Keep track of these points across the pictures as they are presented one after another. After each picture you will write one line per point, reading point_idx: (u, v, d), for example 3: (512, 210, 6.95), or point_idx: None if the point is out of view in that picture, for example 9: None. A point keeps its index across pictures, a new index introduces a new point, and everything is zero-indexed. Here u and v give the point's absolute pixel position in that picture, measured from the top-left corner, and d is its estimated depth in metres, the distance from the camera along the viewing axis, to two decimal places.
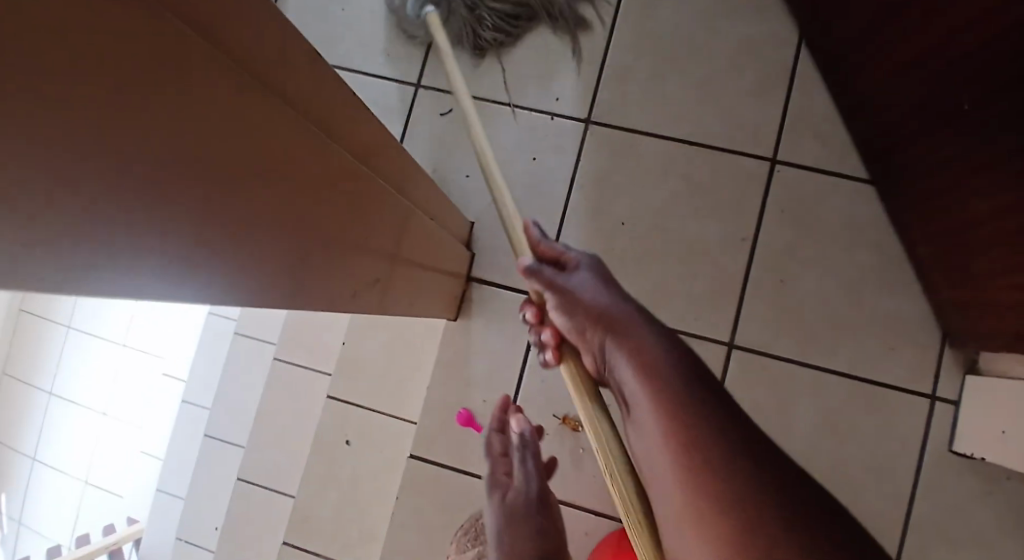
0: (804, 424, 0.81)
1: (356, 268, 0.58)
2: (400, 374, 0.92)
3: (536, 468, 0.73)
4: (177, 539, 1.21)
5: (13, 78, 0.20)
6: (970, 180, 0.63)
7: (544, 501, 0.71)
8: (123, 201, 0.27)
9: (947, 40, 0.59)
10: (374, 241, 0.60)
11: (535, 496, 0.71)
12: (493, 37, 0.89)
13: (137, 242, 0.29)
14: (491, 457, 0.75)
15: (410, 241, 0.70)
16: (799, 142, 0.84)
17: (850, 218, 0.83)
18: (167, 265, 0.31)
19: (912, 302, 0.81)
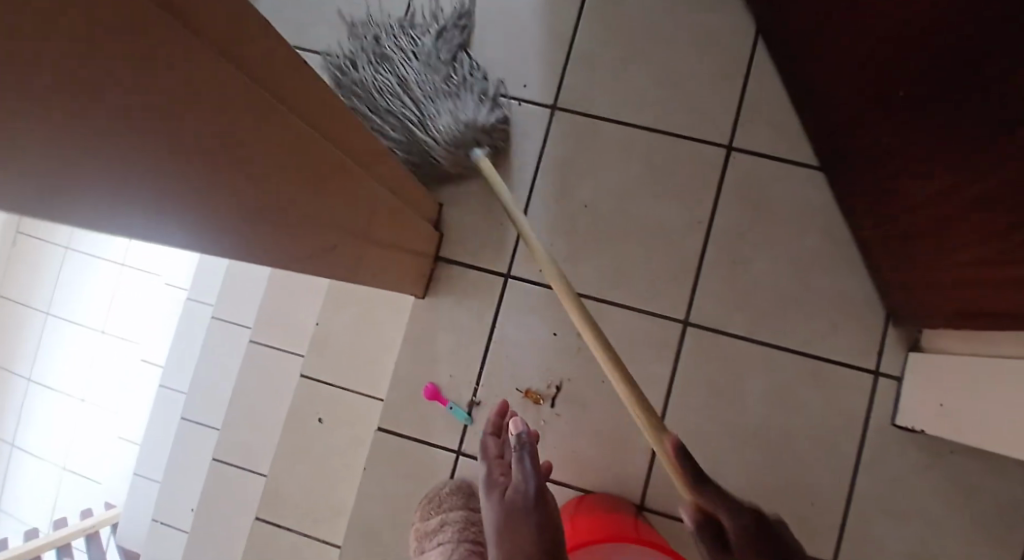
0: (755, 397, 0.87)
1: (326, 243, 0.60)
2: (365, 358, 1.05)
3: (532, 471, 0.73)
4: (157, 520, 1.46)
5: (11, 53, 0.23)
6: (910, 165, 0.66)
7: (542, 500, 0.71)
8: (103, 148, 0.30)
9: (882, 31, 0.61)
10: (347, 219, 0.62)
11: (530, 499, 0.72)
12: (497, 89, 0.92)
13: (113, 185, 0.32)
14: (488, 456, 0.79)
15: (382, 222, 0.72)
16: (755, 131, 0.90)
17: (802, 203, 0.88)
18: (135, 208, 0.35)
19: (858, 283, 0.86)
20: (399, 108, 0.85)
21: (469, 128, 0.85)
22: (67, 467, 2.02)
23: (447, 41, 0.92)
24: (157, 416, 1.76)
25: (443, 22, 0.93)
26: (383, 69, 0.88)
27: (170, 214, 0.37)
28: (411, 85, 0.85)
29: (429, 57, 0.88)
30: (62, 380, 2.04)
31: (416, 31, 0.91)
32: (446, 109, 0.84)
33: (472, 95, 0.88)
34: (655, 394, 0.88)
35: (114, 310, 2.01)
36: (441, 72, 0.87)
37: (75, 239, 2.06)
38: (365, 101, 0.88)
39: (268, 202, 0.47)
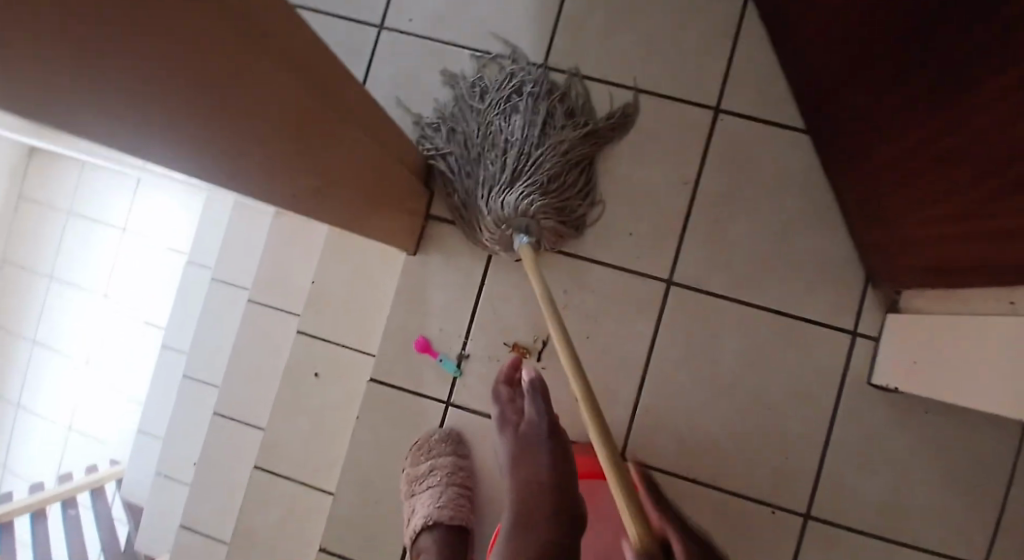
0: (734, 354, 0.89)
1: (314, 191, 0.62)
2: (360, 315, 1.07)
3: (543, 407, 0.78)
4: (160, 472, 1.54)
5: None
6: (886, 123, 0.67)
7: (555, 433, 0.76)
8: (75, 53, 0.32)
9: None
10: (336, 168, 0.64)
11: (544, 430, 0.77)
12: (581, 193, 0.89)
13: (86, 91, 0.34)
14: (501, 400, 0.86)
15: (373, 175, 0.74)
16: (744, 93, 0.91)
17: (787, 165, 0.90)
18: (111, 124, 0.37)
19: (840, 245, 0.88)
20: (490, 164, 0.86)
21: (525, 218, 0.83)
22: (73, 426, 2.07)
23: (581, 139, 0.89)
24: (160, 375, 1.80)
25: (591, 118, 0.90)
26: (511, 122, 0.87)
27: (144, 132, 0.40)
28: (512, 154, 0.85)
29: (553, 139, 0.87)
30: (67, 341, 2.09)
31: (557, 108, 0.89)
32: (517, 190, 0.83)
33: (557, 195, 0.86)
34: (639, 350, 0.91)
35: (117, 273, 2.04)
36: (552, 162, 0.86)
37: (77, 203, 2.09)
38: (475, 139, 0.89)
39: (254, 140, 0.49)
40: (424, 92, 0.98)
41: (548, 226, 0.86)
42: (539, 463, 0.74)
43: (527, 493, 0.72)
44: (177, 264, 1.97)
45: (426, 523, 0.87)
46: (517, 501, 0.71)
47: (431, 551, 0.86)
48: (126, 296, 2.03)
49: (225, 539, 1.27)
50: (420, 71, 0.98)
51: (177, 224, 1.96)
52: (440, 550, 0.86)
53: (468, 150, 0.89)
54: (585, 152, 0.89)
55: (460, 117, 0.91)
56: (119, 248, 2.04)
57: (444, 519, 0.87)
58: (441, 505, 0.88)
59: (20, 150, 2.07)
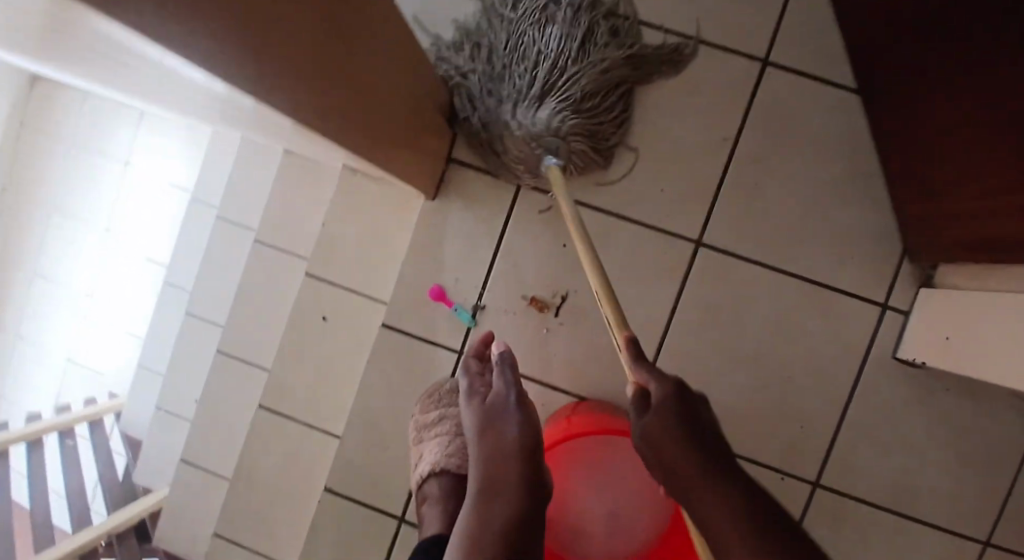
0: (760, 323, 0.87)
1: (345, 116, 0.58)
2: (371, 260, 1.04)
3: (512, 379, 0.79)
4: (159, 408, 1.55)
5: None
6: (944, 89, 0.63)
7: (522, 402, 0.79)
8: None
9: None
10: (362, 89, 0.60)
11: (511, 399, 0.79)
12: (613, 116, 0.85)
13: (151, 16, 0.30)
14: (469, 372, 0.84)
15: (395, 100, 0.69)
16: (795, 44, 0.86)
17: (832, 125, 0.86)
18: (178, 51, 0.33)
19: (879, 213, 0.86)
20: (519, 79, 0.80)
21: (552, 138, 0.80)
22: (71, 358, 2.06)
23: (621, 58, 0.83)
24: (163, 311, 1.78)
25: (631, 37, 0.85)
26: (543, 33, 0.80)
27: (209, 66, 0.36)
28: (544, 67, 0.79)
29: (591, 52, 0.81)
30: (66, 273, 2.06)
31: (597, 18, 0.83)
32: (547, 108, 0.79)
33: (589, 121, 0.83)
34: (661, 312, 0.88)
35: (117, 207, 2.00)
36: (587, 81, 0.81)
37: (77, 133, 2.03)
38: (504, 48, 0.82)
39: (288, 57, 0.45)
40: (452, 6, 0.92)
41: (577, 149, 0.83)
42: (507, 431, 0.77)
43: (499, 463, 0.75)
44: (179, 199, 1.93)
45: (432, 470, 0.85)
46: (487, 470, 0.75)
47: (437, 498, 0.84)
48: (127, 229, 2.00)
49: (227, 477, 1.28)
50: None
51: (182, 157, 1.91)
52: (448, 497, 0.84)
53: (494, 61, 0.82)
54: (622, 72, 0.84)
55: (486, 29, 0.85)
56: (120, 178, 1.99)
57: (452, 466, 0.85)
58: (448, 453, 0.86)
59: (21, 75, 2.01)
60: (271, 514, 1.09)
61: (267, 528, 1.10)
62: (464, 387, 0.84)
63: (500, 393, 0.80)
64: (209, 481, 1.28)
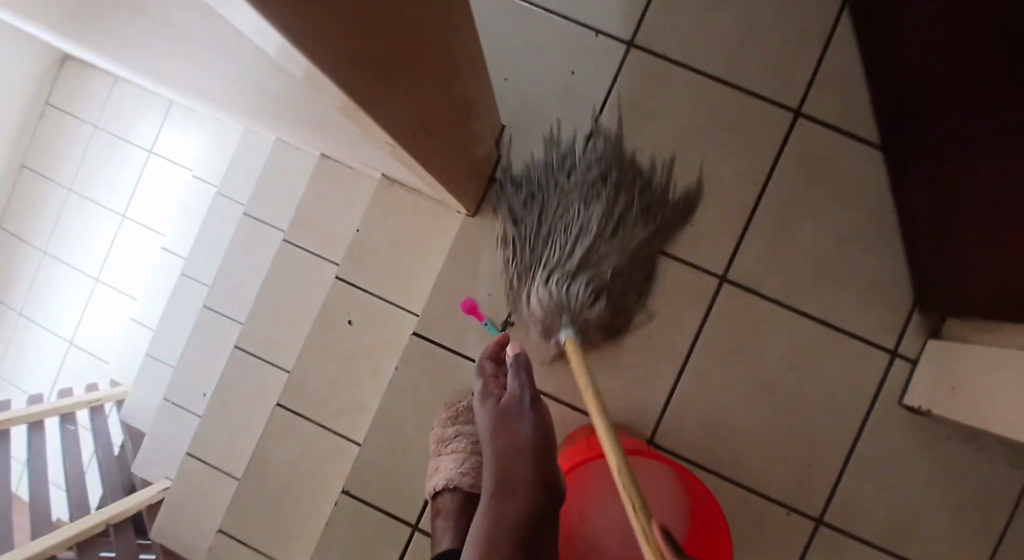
0: (776, 357, 0.93)
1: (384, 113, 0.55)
2: (404, 271, 1.08)
3: (527, 381, 0.82)
4: (166, 400, 1.57)
5: None
6: (954, 152, 0.70)
7: (537, 402, 0.81)
8: None
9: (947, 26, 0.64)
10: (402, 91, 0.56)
11: (526, 401, 0.81)
12: (630, 297, 0.93)
13: None
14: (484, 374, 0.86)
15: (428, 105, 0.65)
16: (825, 100, 0.95)
17: (857, 177, 0.94)
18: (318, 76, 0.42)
19: (895, 264, 0.92)
20: (559, 244, 0.87)
21: (572, 313, 0.86)
22: (75, 342, 2.08)
23: (648, 247, 0.92)
24: (178, 302, 1.80)
25: (664, 220, 0.94)
26: (588, 209, 0.89)
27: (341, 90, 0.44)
28: (585, 242, 0.87)
29: (627, 235, 0.90)
30: (78, 257, 2.08)
31: (639, 207, 0.92)
32: (578, 284, 0.86)
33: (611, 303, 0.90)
34: (683, 340, 0.95)
35: (137, 195, 2.04)
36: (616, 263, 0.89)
37: (103, 117, 2.08)
38: (553, 215, 0.89)
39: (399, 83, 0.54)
40: (512, 65, 1.01)
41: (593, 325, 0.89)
42: (523, 432, 0.79)
43: (515, 466, 0.78)
44: (200, 193, 1.95)
45: (446, 484, 0.89)
46: (502, 474, 0.78)
47: (451, 512, 0.89)
48: (145, 218, 2.03)
49: (236, 476, 1.30)
50: (509, 24, 1.01)
51: (209, 152, 1.94)
52: (459, 514, 0.88)
53: (543, 222, 0.90)
54: (646, 256, 0.93)
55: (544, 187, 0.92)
56: (142, 167, 2.03)
57: (465, 485, 0.89)
58: (463, 471, 0.89)
59: (51, 56, 2.05)
60: (281, 513, 1.11)
61: (272, 526, 1.11)
62: (478, 388, 0.86)
63: (515, 395, 0.82)
64: (215, 475, 1.30)
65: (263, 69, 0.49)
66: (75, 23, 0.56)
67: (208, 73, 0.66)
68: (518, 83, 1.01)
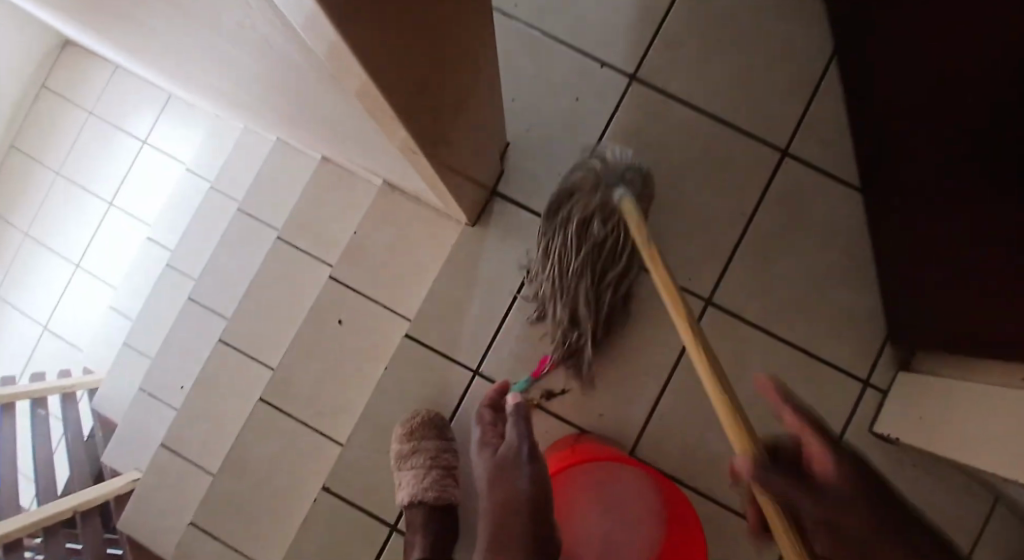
0: (753, 381, 0.97)
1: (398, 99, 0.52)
2: (399, 276, 1.10)
3: (524, 431, 0.86)
4: (142, 391, 1.56)
5: None
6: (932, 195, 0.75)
7: (534, 452, 0.85)
8: None
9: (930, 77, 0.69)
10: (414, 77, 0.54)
11: (523, 451, 0.85)
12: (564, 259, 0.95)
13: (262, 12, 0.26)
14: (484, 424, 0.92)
15: (434, 93, 0.63)
16: (812, 141, 1.01)
17: (839, 215, 0.99)
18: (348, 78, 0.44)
19: (871, 300, 0.97)
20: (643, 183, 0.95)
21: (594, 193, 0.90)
22: (50, 328, 2.05)
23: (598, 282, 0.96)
24: (161, 293, 1.79)
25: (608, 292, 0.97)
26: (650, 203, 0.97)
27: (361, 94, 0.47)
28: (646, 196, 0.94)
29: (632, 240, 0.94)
30: (61, 243, 2.06)
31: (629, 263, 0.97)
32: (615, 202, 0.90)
33: (585, 270, 0.94)
34: (664, 361, 1.00)
35: (128, 184, 2.03)
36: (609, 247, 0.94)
37: (100, 105, 2.08)
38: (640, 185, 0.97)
39: (418, 93, 0.57)
40: (520, 83, 1.05)
41: (566, 228, 0.94)
42: (517, 484, 0.83)
43: (511, 515, 0.81)
44: (192, 187, 1.95)
45: (411, 501, 0.96)
46: (497, 524, 0.82)
47: (418, 524, 0.96)
48: (134, 208, 2.03)
49: (211, 470, 1.29)
50: (519, 45, 1.05)
51: (205, 148, 1.95)
52: (426, 526, 0.96)
53: None
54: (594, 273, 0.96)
55: None
56: (136, 156, 2.03)
57: (429, 499, 0.96)
58: (424, 487, 0.96)
59: (51, 40, 2.05)
60: (257, 508, 1.11)
61: (246, 524, 1.10)
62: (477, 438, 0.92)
63: (513, 445, 0.86)
64: (189, 469, 1.30)
65: (289, 72, 0.51)
66: (108, 14, 0.58)
67: (227, 70, 0.68)
68: (523, 102, 1.04)
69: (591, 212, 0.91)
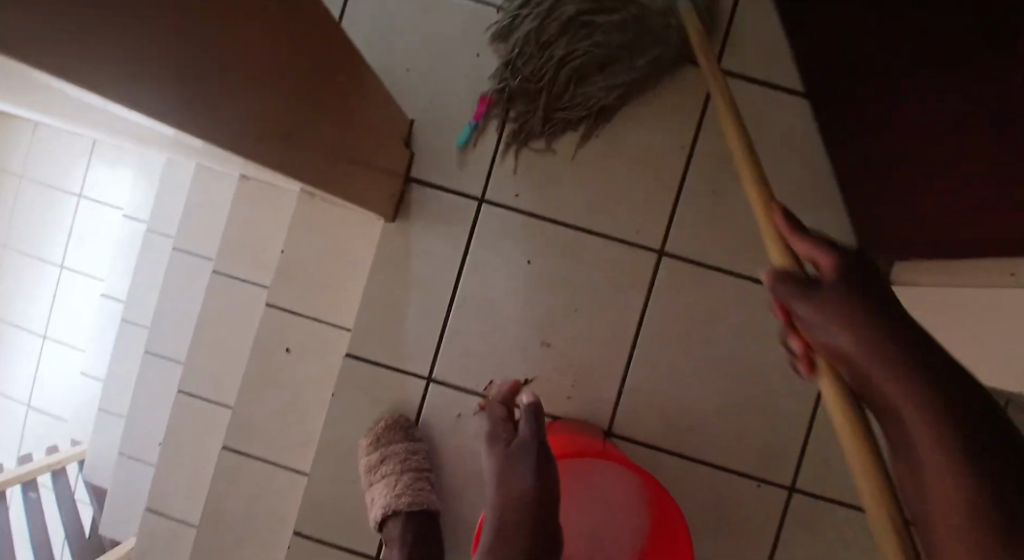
0: (729, 326, 0.93)
1: (236, 112, 0.46)
2: (333, 288, 1.02)
3: (535, 430, 0.79)
4: (120, 454, 1.49)
5: None
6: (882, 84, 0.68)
7: (546, 453, 0.78)
8: None
9: None
10: (253, 84, 0.47)
11: (533, 451, 0.78)
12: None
13: None
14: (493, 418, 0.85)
15: (299, 90, 0.55)
16: (743, 55, 0.93)
17: (785, 130, 0.92)
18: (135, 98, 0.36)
19: (833, 215, 0.91)
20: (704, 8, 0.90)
21: None
22: (32, 405, 1.97)
23: (578, 47, 0.90)
24: (125, 347, 1.72)
25: (574, 67, 0.90)
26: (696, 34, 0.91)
27: (175, 118, 0.39)
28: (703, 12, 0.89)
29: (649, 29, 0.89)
30: (22, 316, 1.98)
31: (617, 68, 0.90)
32: None
33: (581, 21, 0.89)
34: (629, 324, 0.94)
35: (70, 241, 1.94)
36: (617, 30, 0.89)
37: (25, 165, 1.97)
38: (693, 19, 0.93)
39: (261, 91, 0.49)
40: (412, 53, 0.97)
41: None
42: (522, 486, 0.76)
43: (510, 516, 0.76)
44: (135, 231, 1.86)
45: (385, 512, 0.90)
46: (497, 524, 0.77)
47: (397, 537, 0.90)
48: (82, 267, 1.94)
49: (193, 523, 1.22)
50: (405, 13, 0.97)
51: (137, 189, 1.86)
52: (403, 536, 0.89)
53: None
54: (581, 33, 0.90)
55: None
56: (73, 211, 1.93)
57: (403, 506, 0.90)
58: (397, 494, 0.90)
59: None
60: None
61: None
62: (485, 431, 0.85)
63: (523, 446, 0.79)
64: (174, 529, 1.23)
65: (90, 107, 0.43)
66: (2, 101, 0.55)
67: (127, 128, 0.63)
68: (420, 73, 0.97)
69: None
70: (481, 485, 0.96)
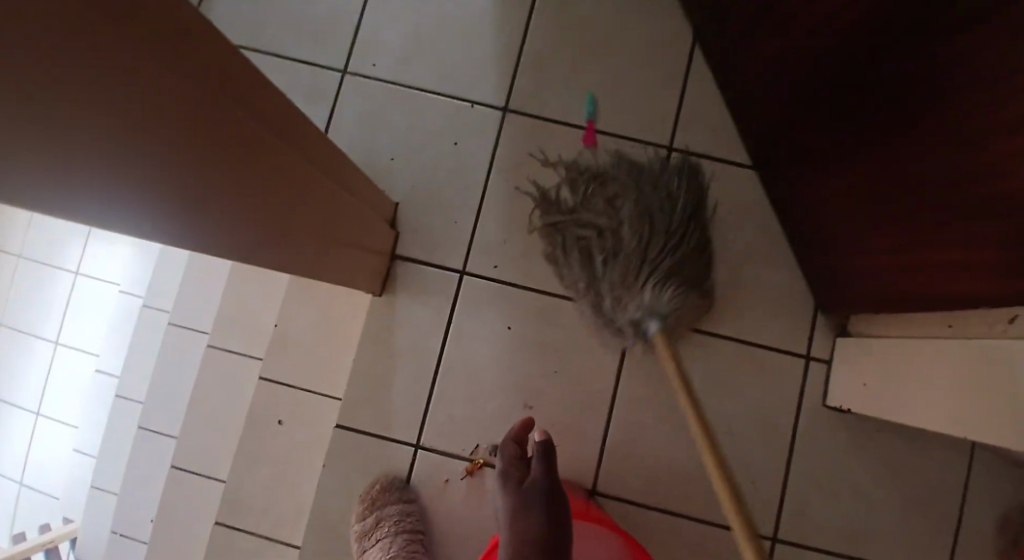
0: (701, 383, 0.98)
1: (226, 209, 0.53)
2: (324, 361, 1.06)
3: (544, 469, 0.82)
4: (111, 532, 1.47)
5: None
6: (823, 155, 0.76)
7: (554, 491, 0.81)
8: None
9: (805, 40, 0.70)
10: (247, 187, 0.54)
11: (542, 490, 0.81)
12: (662, 215, 0.93)
13: None
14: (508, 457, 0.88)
15: (289, 192, 0.62)
16: (696, 132, 1.01)
17: (739, 198, 1.00)
18: (118, 210, 0.42)
19: (790, 274, 0.98)
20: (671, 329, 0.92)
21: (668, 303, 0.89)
22: (25, 483, 1.96)
23: (607, 235, 0.93)
24: (120, 421, 1.73)
25: (588, 240, 0.94)
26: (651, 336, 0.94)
27: (163, 216, 0.46)
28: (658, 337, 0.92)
29: (625, 291, 0.91)
30: (16, 394, 1.99)
31: (593, 282, 0.94)
32: (658, 310, 0.89)
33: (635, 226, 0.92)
34: (606, 384, 0.98)
35: (67, 318, 1.98)
36: (625, 258, 0.91)
37: (25, 246, 2.02)
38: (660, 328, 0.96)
39: (254, 192, 0.55)
40: (394, 142, 1.05)
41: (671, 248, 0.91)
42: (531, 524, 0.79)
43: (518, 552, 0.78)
44: (132, 307, 1.91)
45: None
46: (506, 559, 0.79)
47: None
48: (79, 344, 1.97)
49: None
50: (387, 106, 1.06)
51: (135, 266, 1.92)
52: None
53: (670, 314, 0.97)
54: (625, 228, 0.93)
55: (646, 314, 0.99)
56: (71, 288, 1.98)
57: None
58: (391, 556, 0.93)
59: None
60: None
61: None
62: (498, 471, 0.88)
63: (533, 485, 0.82)
64: None
65: None
66: None
67: None
68: (403, 159, 1.05)
69: (657, 263, 0.90)
70: (471, 550, 0.98)
